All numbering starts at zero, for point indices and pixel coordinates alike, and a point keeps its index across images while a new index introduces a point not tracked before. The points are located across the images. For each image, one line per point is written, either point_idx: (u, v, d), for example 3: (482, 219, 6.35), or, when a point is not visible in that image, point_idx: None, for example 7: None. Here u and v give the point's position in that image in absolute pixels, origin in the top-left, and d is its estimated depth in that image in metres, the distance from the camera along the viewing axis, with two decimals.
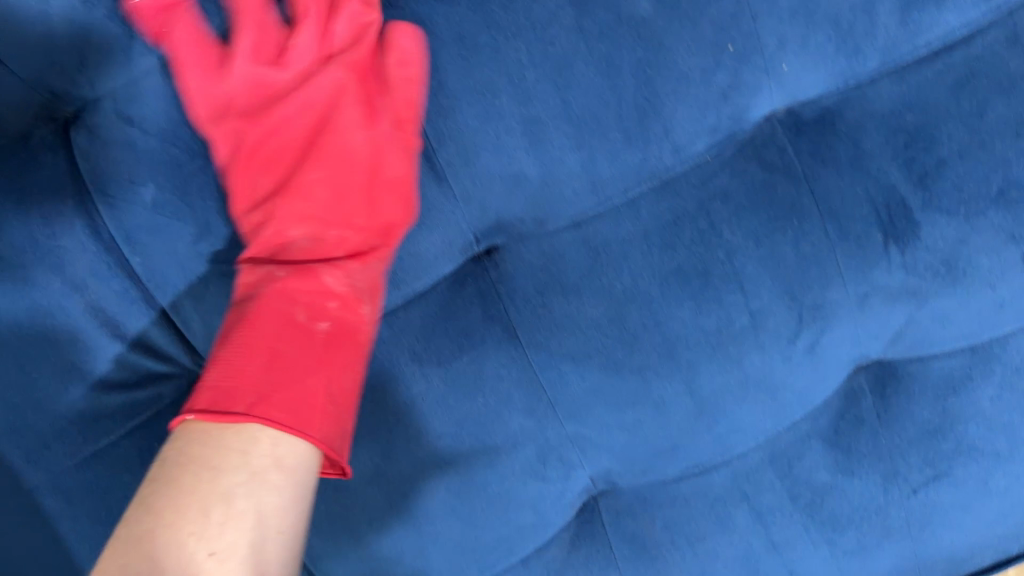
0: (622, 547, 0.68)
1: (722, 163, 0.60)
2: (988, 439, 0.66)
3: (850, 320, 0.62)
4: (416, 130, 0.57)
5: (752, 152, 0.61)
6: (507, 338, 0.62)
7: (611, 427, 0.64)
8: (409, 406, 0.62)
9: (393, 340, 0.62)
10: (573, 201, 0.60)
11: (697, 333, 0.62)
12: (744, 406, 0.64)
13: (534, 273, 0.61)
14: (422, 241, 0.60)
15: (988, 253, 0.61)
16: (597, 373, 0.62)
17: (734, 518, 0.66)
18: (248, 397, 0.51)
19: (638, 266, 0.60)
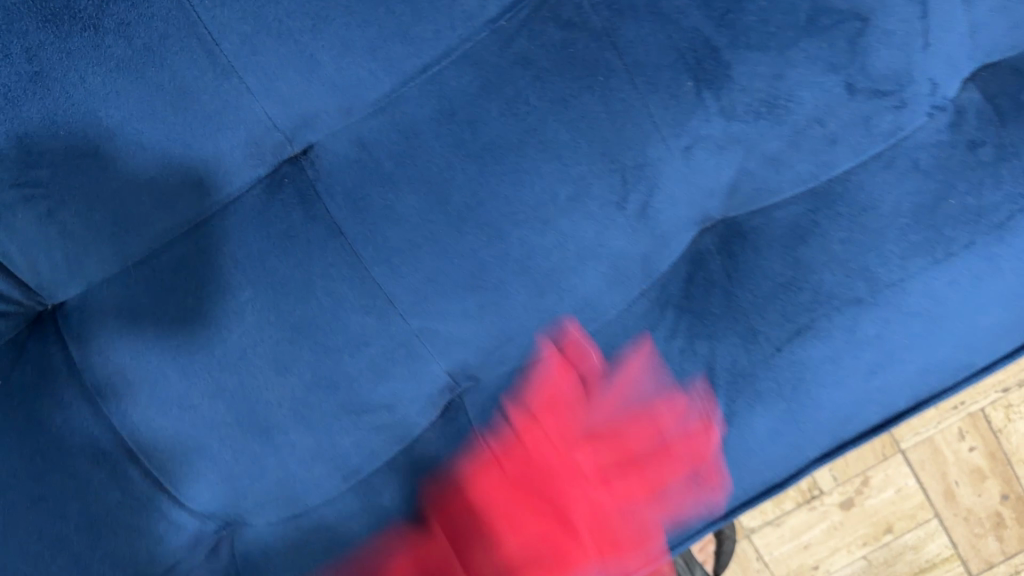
0: (489, 440, 0.67)
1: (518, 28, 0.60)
2: (846, 285, 0.63)
3: (677, 177, 0.62)
4: (193, 25, 0.56)
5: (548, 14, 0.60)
6: (330, 236, 0.60)
7: (455, 318, 0.63)
8: (240, 313, 0.61)
9: (212, 248, 0.61)
10: (371, 83, 0.59)
11: (522, 210, 0.60)
12: (585, 277, 0.63)
13: (348, 165, 0.61)
14: (222, 142, 0.59)
15: (808, 86, 0.59)
16: (429, 262, 0.61)
17: (595, 395, 0.66)
18: None
19: (452, 145, 0.59)
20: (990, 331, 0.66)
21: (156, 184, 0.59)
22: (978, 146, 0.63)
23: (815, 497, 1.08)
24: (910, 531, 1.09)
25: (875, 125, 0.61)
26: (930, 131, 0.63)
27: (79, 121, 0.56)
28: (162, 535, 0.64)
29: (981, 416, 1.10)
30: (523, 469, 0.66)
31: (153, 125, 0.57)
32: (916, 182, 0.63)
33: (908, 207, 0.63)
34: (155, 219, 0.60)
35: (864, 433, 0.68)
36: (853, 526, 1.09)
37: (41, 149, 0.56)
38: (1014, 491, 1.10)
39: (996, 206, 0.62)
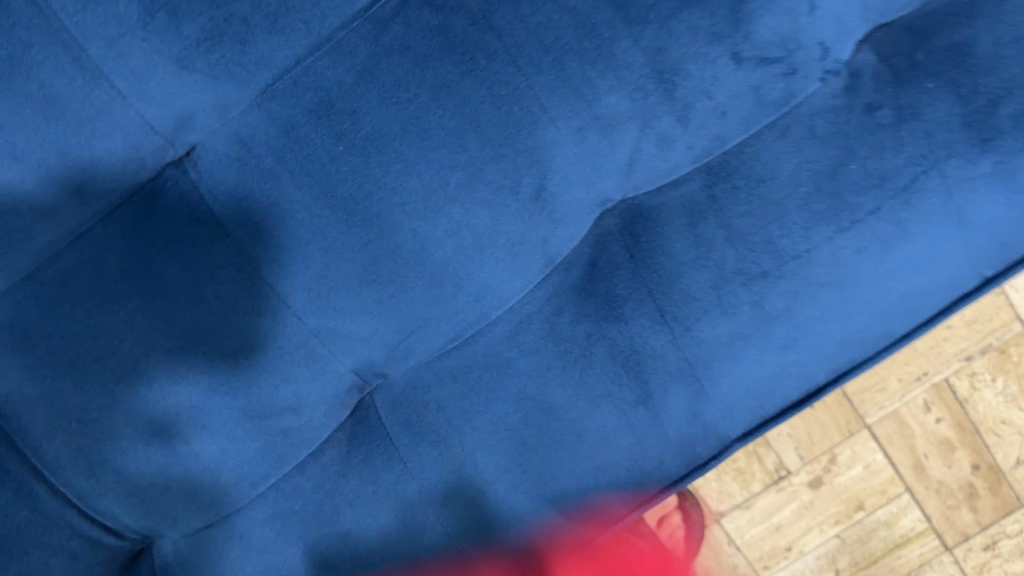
0: (403, 439, 0.67)
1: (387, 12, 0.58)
2: (750, 260, 0.62)
3: (569, 156, 0.60)
4: (56, 32, 0.55)
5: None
6: (218, 238, 0.60)
7: (355, 312, 0.62)
8: (128, 323, 0.59)
9: (100, 256, 0.60)
10: (245, 79, 0.57)
11: (409, 200, 0.59)
12: (485, 264, 0.62)
13: (229, 166, 0.59)
14: (98, 148, 0.58)
15: (692, 58, 0.58)
16: (319, 258, 0.60)
17: (505, 385, 0.65)
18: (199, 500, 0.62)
19: (329, 136, 0.58)
20: (906, 296, 0.63)
21: (35, 196, 0.57)
22: (876, 109, 0.61)
23: (783, 477, 0.99)
24: (882, 507, 0.99)
25: (766, 94, 0.61)
26: (825, 95, 0.63)
27: None
28: (78, 554, 0.62)
29: (946, 384, 1.00)
30: (438, 465, 0.66)
31: (25, 137, 0.56)
32: (813, 150, 0.62)
33: (806, 175, 0.61)
34: (38, 229, 0.59)
35: (786, 408, 0.67)
36: (824, 504, 0.99)
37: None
38: (986, 459, 0.99)
39: (899, 169, 0.60)
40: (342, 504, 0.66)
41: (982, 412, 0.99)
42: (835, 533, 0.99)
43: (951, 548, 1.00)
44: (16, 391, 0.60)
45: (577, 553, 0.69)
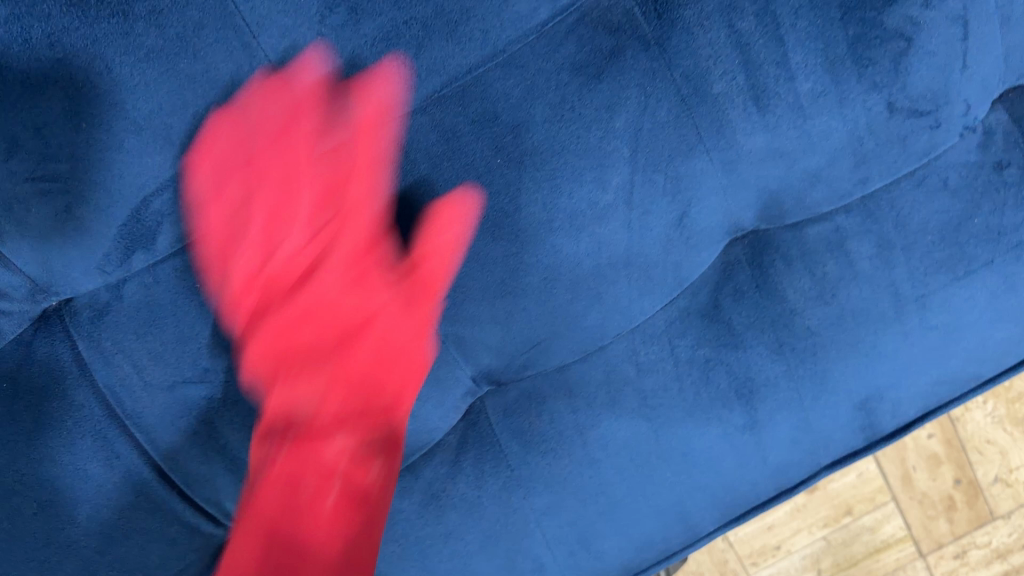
0: (511, 446, 0.66)
1: (559, 31, 0.58)
2: (873, 300, 0.64)
3: (716, 188, 0.61)
4: (228, 15, 0.53)
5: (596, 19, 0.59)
6: (363, 242, 0.59)
7: (484, 321, 0.62)
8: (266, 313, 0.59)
9: (238, 249, 0.58)
10: (415, 83, 0.56)
11: (563, 216, 0.59)
12: (616, 282, 0.63)
13: (383, 167, 0.59)
14: (254, 139, 0.56)
15: (852, 103, 0.59)
16: (461, 266, 0.60)
17: (621, 400, 0.65)
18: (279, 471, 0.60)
19: (490, 147, 0.58)
20: (1001, 343, 0.66)
21: (183, 182, 0.56)
22: (1004, 167, 0.63)
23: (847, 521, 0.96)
24: (868, 513, 0.97)
25: (911, 145, 0.61)
26: (959, 152, 0.63)
27: (109, 115, 0.53)
28: (177, 540, 0.61)
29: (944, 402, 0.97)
30: (545, 475, 0.65)
31: (182, 117, 0.54)
32: (945, 201, 0.63)
33: (935, 224, 0.63)
34: (178, 213, 0.56)
35: (873, 442, 0.69)
36: (815, 508, 0.97)
37: (61, 142, 0.53)
38: (967, 475, 0.96)
39: (1018, 227, 0.63)
40: (445, 504, 0.65)
41: (972, 431, 0.96)
42: (822, 535, 0.97)
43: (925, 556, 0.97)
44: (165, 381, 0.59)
45: (659, 565, 0.70)
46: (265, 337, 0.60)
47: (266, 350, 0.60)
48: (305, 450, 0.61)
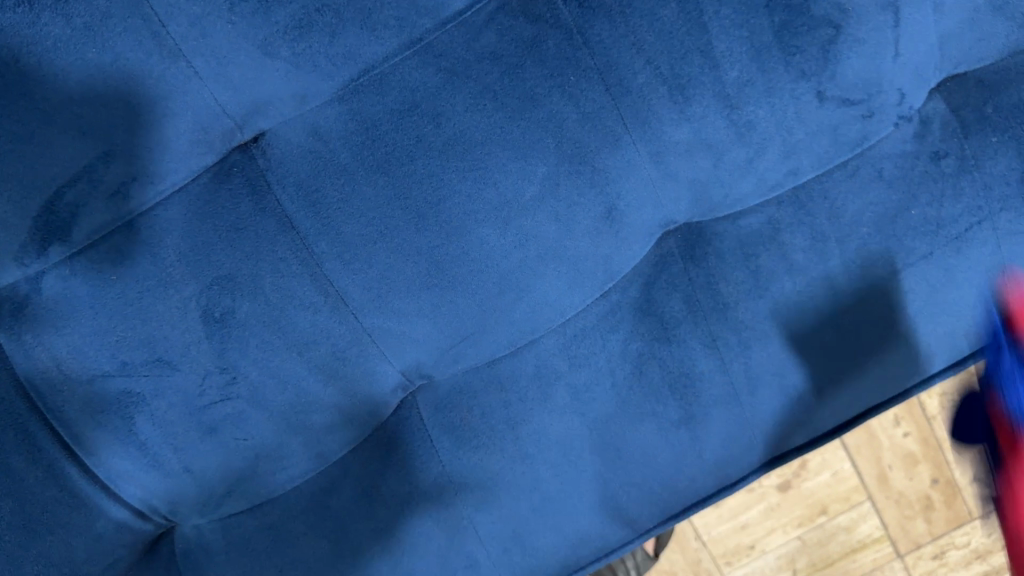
0: (443, 441, 0.66)
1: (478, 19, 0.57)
2: (808, 293, 0.63)
3: (643, 179, 0.60)
4: (137, 5, 0.52)
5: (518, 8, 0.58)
6: (284, 234, 0.58)
7: (410, 315, 0.61)
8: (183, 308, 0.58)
9: (155, 240, 0.57)
10: (329, 72, 0.56)
11: (485, 208, 0.59)
12: (544, 276, 0.62)
13: (301, 156, 0.58)
14: (168, 129, 0.56)
15: (779, 92, 0.58)
16: (383, 259, 0.59)
17: (552, 394, 0.65)
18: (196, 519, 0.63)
19: (408, 138, 0.57)
20: (942, 338, 0.65)
21: (96, 172, 0.55)
22: (941, 158, 0.62)
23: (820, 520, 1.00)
24: (844, 513, 1.00)
25: (842, 135, 0.60)
26: (896, 141, 0.62)
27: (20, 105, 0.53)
28: (103, 535, 0.61)
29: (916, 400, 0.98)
30: (477, 471, 0.65)
31: (91, 107, 0.53)
32: (879, 192, 0.62)
33: (870, 216, 0.62)
34: (93, 204, 0.56)
35: (817, 437, 0.68)
36: (789, 508, 1.00)
37: None
38: (944, 475, 0.99)
39: (955, 218, 0.62)
40: (377, 501, 0.65)
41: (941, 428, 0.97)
42: (797, 535, 1.00)
43: (903, 556, 1.00)
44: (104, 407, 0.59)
45: (599, 562, 0.69)
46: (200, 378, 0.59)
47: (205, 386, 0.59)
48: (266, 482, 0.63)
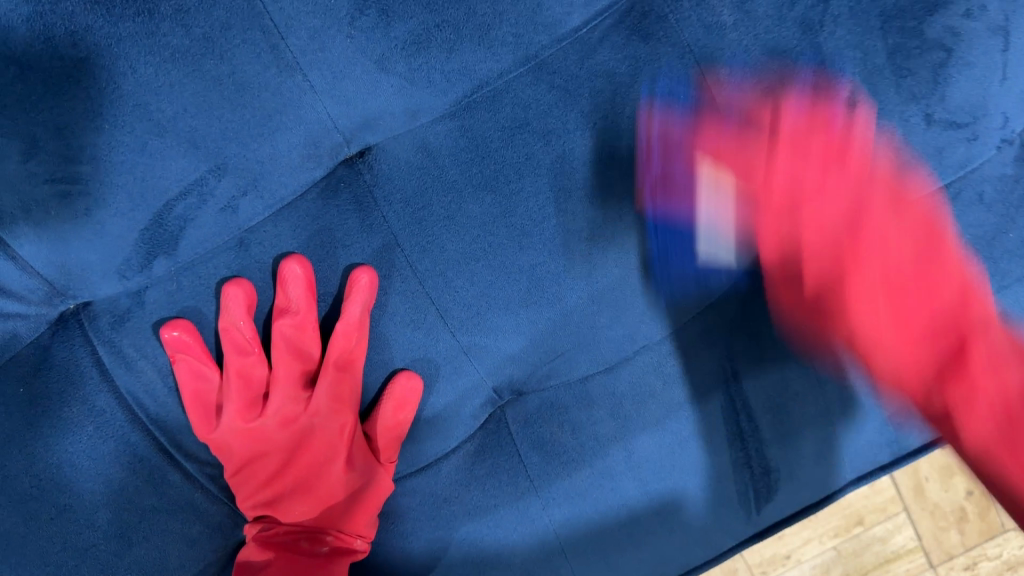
0: (530, 457, 0.64)
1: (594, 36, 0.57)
2: None
3: (749, 199, 0.60)
4: (257, 16, 0.52)
5: (630, 26, 0.57)
6: (393, 251, 0.58)
7: (508, 331, 0.60)
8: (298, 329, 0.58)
9: (262, 254, 0.57)
10: (444, 88, 0.55)
11: (588, 226, 0.59)
12: (644, 295, 0.61)
13: (409, 171, 0.57)
14: (280, 143, 0.54)
15: (886, 113, 0.58)
16: (487, 276, 0.59)
17: (644, 411, 0.64)
18: (265, 507, 0.60)
19: (517, 154, 0.57)
20: None
21: (207, 182, 0.54)
22: None
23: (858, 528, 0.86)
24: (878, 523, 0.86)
25: (947, 157, 0.60)
26: (997, 164, 0.62)
27: (137, 116, 0.52)
28: (197, 541, 0.60)
29: None
30: (565, 484, 0.64)
31: (205, 120, 0.53)
32: (979, 215, 0.62)
33: (968, 238, 0.62)
34: (202, 217, 0.55)
35: (900, 457, 0.68)
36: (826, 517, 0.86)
37: (83, 143, 0.52)
38: None
39: None
40: (460, 512, 0.64)
41: None
42: (832, 545, 0.86)
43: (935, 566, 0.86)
44: (196, 394, 0.58)
45: None
46: (288, 369, 0.59)
47: (296, 379, 0.59)
48: (314, 483, 0.61)
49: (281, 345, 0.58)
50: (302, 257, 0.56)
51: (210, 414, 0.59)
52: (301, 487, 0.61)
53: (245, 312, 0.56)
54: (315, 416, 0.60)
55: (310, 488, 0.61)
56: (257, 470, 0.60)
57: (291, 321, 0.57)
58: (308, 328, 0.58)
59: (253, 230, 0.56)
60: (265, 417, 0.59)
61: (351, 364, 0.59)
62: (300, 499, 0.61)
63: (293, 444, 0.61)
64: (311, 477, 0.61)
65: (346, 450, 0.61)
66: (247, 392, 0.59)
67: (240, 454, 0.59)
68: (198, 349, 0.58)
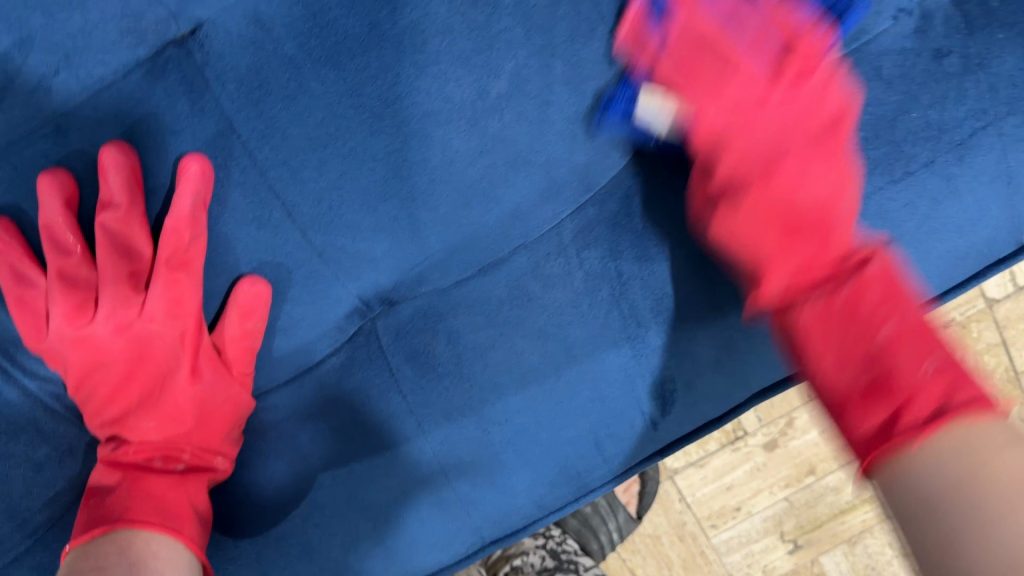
0: (404, 371, 0.60)
1: None
2: None
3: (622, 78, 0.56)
4: None
5: None
6: (231, 139, 0.52)
7: (365, 230, 0.56)
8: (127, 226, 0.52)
9: (84, 141, 0.52)
10: None
11: (448, 107, 0.53)
12: (514, 185, 0.57)
13: (244, 47, 0.52)
14: (93, 13, 0.50)
15: None
16: (336, 165, 0.54)
17: (523, 320, 0.60)
18: (109, 427, 0.55)
19: (364, 29, 0.52)
20: (945, 256, 0.58)
21: (12, 60, 0.49)
22: (944, 56, 0.57)
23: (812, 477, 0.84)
24: (831, 473, 0.84)
25: (836, 28, 0.56)
26: (894, 36, 0.58)
27: None
28: (44, 467, 0.56)
29: None
30: (441, 401, 0.60)
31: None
32: (877, 92, 0.58)
33: (867, 120, 0.58)
34: (11, 98, 0.50)
35: None
36: (775, 467, 0.84)
37: None
38: None
39: (958, 122, 0.56)
40: (324, 427, 0.60)
41: None
42: (783, 496, 0.84)
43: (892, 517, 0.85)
44: (19, 300, 0.52)
45: (577, 503, 0.62)
46: (119, 273, 0.53)
47: (130, 284, 0.53)
48: (160, 400, 0.56)
49: (107, 246, 0.52)
50: (122, 141, 0.51)
51: (37, 322, 0.53)
52: (147, 403, 0.56)
53: (63, 207, 0.51)
54: (154, 323, 0.54)
55: (158, 404, 0.56)
56: (95, 383, 0.55)
57: (116, 218, 0.51)
58: (135, 223, 0.52)
59: (73, 113, 0.51)
60: (98, 327, 0.53)
61: (189, 265, 0.54)
62: (147, 418, 0.56)
63: (135, 356, 0.56)
64: (156, 390, 0.56)
65: (192, 360, 0.56)
66: (75, 300, 0.53)
67: (75, 366, 0.54)
68: (16, 251, 0.52)
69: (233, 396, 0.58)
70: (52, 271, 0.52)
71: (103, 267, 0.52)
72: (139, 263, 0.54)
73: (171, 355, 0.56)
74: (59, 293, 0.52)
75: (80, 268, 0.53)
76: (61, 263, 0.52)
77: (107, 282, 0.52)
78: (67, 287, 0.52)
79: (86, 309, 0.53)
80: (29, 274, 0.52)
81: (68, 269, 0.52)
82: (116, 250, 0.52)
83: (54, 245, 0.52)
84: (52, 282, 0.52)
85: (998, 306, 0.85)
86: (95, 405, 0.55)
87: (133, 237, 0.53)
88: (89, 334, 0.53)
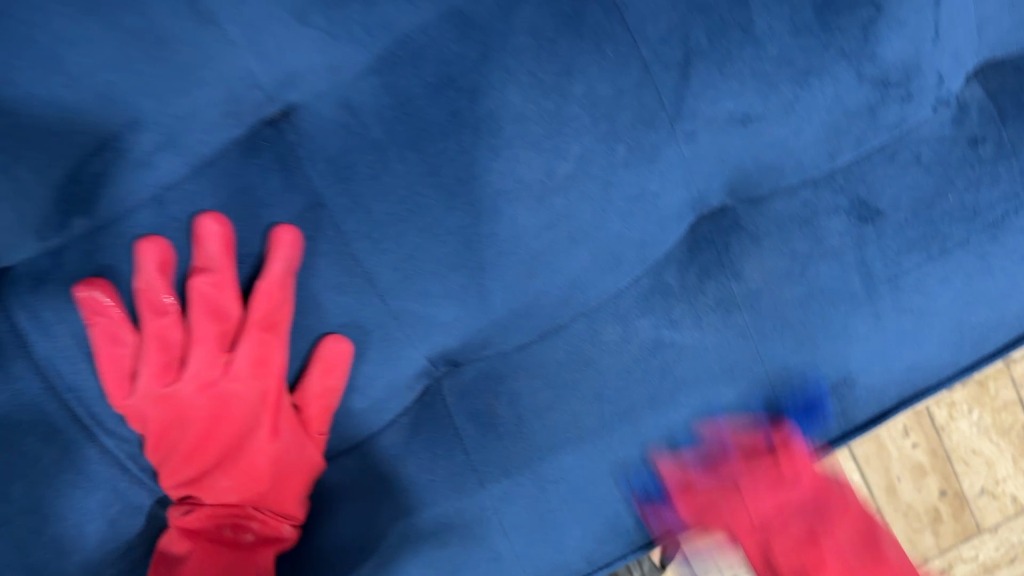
0: (467, 428, 0.63)
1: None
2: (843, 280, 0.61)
3: (681, 158, 0.59)
4: None
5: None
6: (320, 211, 0.58)
7: (434, 296, 0.59)
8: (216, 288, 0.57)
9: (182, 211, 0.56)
10: (365, 43, 0.55)
11: (518, 186, 0.57)
12: (574, 257, 0.60)
13: (333, 130, 0.56)
14: (199, 98, 0.54)
15: (819, 71, 0.58)
16: (413, 238, 0.57)
17: (579, 383, 0.63)
18: (186, 483, 0.58)
19: (445, 115, 0.56)
20: (973, 329, 0.63)
21: (123, 137, 0.54)
22: (979, 142, 0.62)
23: None
24: None
25: (880, 117, 0.60)
26: (934, 125, 0.62)
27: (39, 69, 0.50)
28: None
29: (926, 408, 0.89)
30: (500, 460, 0.62)
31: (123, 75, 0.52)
32: (915, 177, 0.61)
33: (906, 201, 0.61)
34: (118, 171, 0.54)
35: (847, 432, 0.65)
36: None
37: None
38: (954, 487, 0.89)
39: (990, 206, 0.61)
40: (387, 483, 0.62)
41: (958, 441, 0.89)
42: None
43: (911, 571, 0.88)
44: (113, 360, 0.56)
45: (623, 558, 0.65)
46: (208, 332, 0.57)
47: (216, 343, 0.58)
48: (236, 456, 0.60)
49: (198, 308, 0.56)
50: (218, 212, 0.56)
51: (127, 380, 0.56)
52: (223, 458, 0.59)
53: (162, 270, 0.56)
54: (236, 382, 0.59)
55: (233, 461, 0.59)
56: (176, 440, 0.58)
57: (210, 282, 0.56)
58: (226, 287, 0.57)
59: (173, 184, 0.56)
60: (185, 383, 0.58)
61: (273, 328, 0.58)
62: (222, 474, 0.59)
63: (214, 414, 0.59)
64: (233, 447, 0.60)
65: (269, 417, 0.60)
66: (165, 356, 0.57)
67: (158, 423, 0.57)
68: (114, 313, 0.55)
69: (304, 455, 0.61)
70: (147, 331, 0.56)
71: (194, 327, 0.57)
72: (225, 325, 0.58)
73: (249, 414, 0.60)
74: (151, 350, 0.57)
75: (171, 330, 0.57)
76: (155, 323, 0.56)
77: (196, 341, 0.57)
78: (159, 345, 0.57)
79: (174, 366, 0.58)
80: (123, 335, 0.56)
81: (161, 330, 0.57)
82: (207, 312, 0.57)
83: (150, 308, 0.56)
84: (146, 341, 0.56)
85: (1014, 365, 0.89)
86: (173, 463, 0.58)
87: (223, 301, 0.57)
88: (175, 390, 0.57)
